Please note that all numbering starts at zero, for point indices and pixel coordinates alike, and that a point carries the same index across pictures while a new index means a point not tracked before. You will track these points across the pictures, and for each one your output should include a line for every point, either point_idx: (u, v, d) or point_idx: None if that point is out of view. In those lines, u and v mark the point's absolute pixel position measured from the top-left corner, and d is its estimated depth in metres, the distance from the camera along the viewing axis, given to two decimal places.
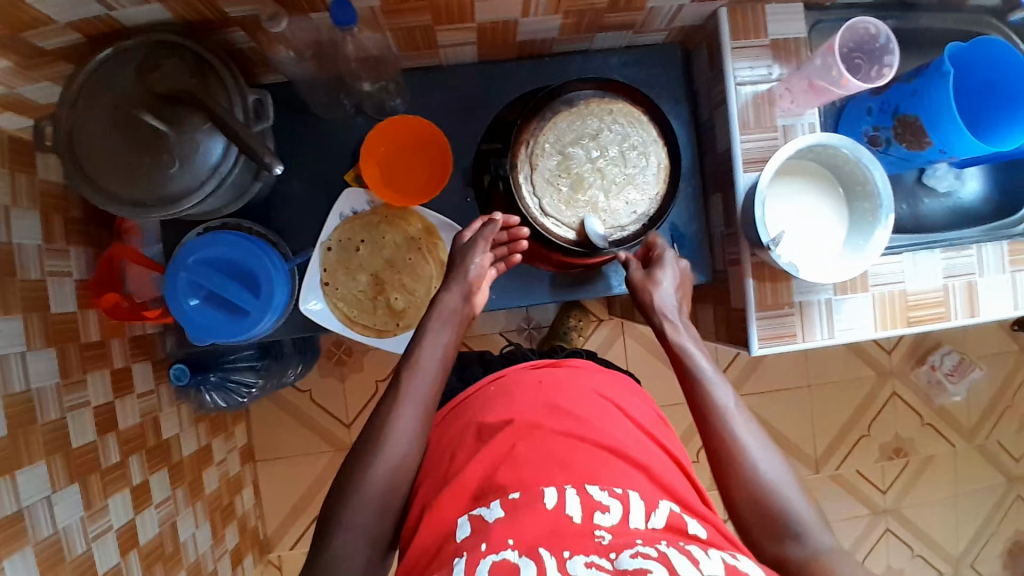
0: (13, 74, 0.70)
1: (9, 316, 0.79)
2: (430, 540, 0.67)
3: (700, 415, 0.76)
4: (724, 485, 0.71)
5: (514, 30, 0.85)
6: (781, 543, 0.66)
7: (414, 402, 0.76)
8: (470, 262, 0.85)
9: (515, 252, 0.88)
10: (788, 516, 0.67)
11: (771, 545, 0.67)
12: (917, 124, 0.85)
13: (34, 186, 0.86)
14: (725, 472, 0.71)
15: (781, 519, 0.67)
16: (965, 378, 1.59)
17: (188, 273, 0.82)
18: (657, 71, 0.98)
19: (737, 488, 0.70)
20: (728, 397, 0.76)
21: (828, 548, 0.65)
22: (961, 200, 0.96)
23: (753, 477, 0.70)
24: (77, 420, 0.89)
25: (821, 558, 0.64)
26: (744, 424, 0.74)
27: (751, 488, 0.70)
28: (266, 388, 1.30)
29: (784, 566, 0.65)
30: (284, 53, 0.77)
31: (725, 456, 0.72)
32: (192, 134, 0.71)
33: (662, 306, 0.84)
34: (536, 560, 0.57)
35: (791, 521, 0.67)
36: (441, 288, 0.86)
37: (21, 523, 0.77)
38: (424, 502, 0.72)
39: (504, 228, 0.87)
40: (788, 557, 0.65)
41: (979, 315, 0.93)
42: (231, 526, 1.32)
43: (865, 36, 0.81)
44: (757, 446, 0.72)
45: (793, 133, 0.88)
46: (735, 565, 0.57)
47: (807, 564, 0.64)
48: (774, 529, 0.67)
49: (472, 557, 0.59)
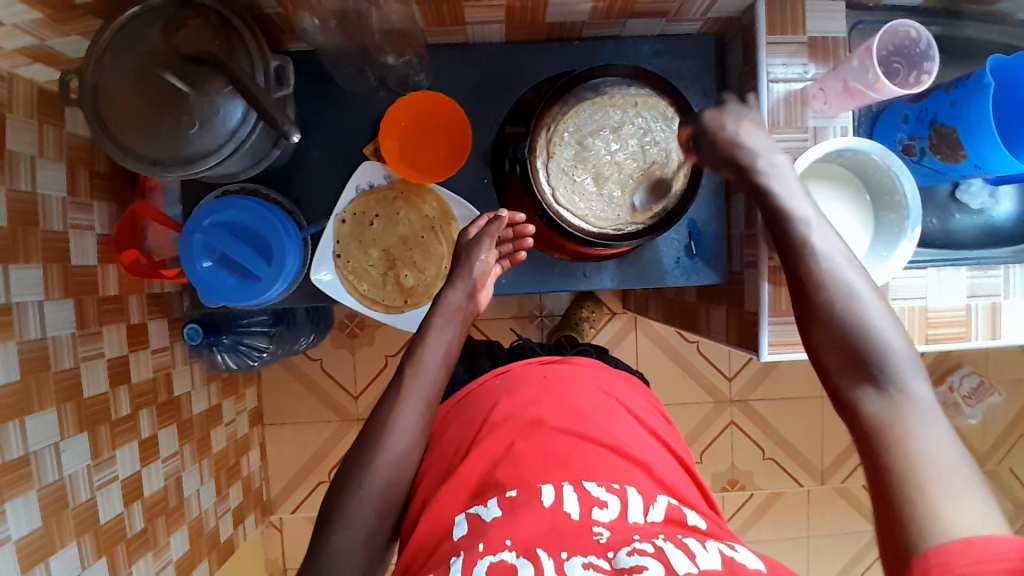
0: (45, 27, 0.70)
1: (29, 265, 0.81)
2: (430, 534, 0.68)
3: (783, 247, 0.70)
4: (809, 332, 0.66)
5: (543, 11, 0.83)
6: (856, 383, 0.61)
7: (415, 397, 0.76)
8: (474, 260, 0.84)
9: (519, 250, 0.89)
10: (883, 359, 0.60)
11: (852, 387, 0.61)
12: (953, 136, 0.82)
13: (61, 139, 0.87)
14: (812, 315, 0.66)
15: (870, 360, 0.61)
16: (983, 402, 1.54)
17: (203, 236, 0.83)
18: (688, 62, 0.95)
19: (820, 334, 0.65)
20: (826, 237, 0.69)
21: (911, 395, 0.58)
22: (994, 218, 0.92)
23: (842, 323, 0.64)
24: (91, 370, 0.91)
25: (896, 403, 0.58)
26: (843, 264, 0.67)
27: (838, 330, 0.63)
28: (277, 354, 1.32)
29: (855, 413, 0.60)
30: (309, 21, 0.77)
31: (814, 294, 0.66)
32: (213, 97, 0.71)
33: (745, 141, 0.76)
34: (533, 562, 0.57)
35: (880, 364, 0.60)
36: (445, 285, 0.85)
37: (27, 467, 0.80)
38: (426, 496, 0.73)
39: (509, 226, 0.88)
40: (857, 402, 0.60)
41: (1001, 338, 0.90)
42: (235, 485, 1.35)
43: (906, 40, 0.78)
44: (861, 291, 0.65)
45: (824, 135, 0.86)
46: (732, 557, 0.58)
47: (876, 409, 0.58)
48: (861, 369, 0.61)
49: (470, 557, 0.59)
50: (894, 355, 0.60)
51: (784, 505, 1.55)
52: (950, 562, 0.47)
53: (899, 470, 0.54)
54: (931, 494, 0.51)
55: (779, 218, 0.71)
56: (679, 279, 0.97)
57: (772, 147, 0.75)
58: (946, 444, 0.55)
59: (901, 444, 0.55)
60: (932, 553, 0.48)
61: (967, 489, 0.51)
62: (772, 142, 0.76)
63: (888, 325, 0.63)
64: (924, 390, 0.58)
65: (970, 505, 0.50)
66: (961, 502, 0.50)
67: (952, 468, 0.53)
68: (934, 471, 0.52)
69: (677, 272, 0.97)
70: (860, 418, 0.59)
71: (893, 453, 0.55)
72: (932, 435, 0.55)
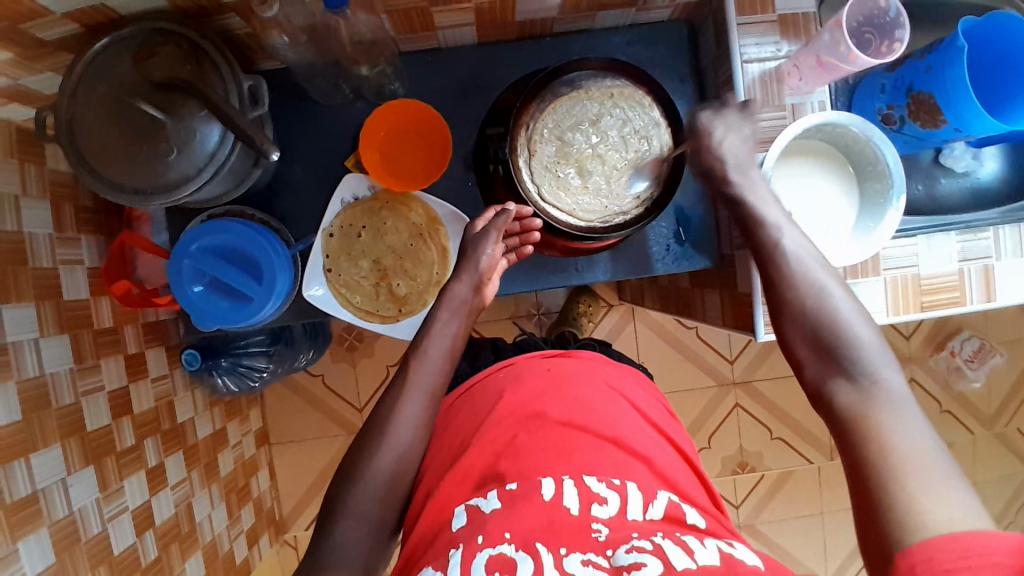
0: (15, 65, 0.70)
1: (21, 304, 0.81)
2: (430, 527, 0.67)
3: (757, 251, 0.74)
4: (783, 328, 0.71)
5: (512, 10, 0.83)
6: (831, 378, 0.65)
7: (420, 387, 0.77)
8: (481, 253, 0.84)
9: (526, 244, 0.89)
10: (854, 355, 0.64)
11: (826, 382, 0.65)
12: (930, 102, 0.82)
13: (43, 176, 0.87)
14: (785, 313, 0.70)
15: (842, 356, 0.65)
16: (985, 364, 1.55)
17: (192, 261, 0.83)
18: (662, 50, 0.95)
19: (794, 331, 0.69)
20: (794, 238, 0.73)
21: (884, 388, 0.62)
22: (979, 180, 0.92)
23: (816, 321, 0.68)
24: (92, 405, 0.91)
25: (872, 396, 0.62)
26: (814, 266, 0.71)
27: (812, 330, 0.68)
28: (277, 373, 1.33)
29: (831, 407, 0.64)
30: (279, 39, 0.77)
31: (785, 295, 0.71)
32: (189, 121, 0.71)
33: (723, 155, 0.78)
34: (532, 555, 0.58)
35: (852, 361, 0.64)
36: (452, 278, 0.85)
37: (36, 505, 0.80)
38: (428, 487, 0.72)
39: (516, 219, 0.87)
40: (835, 397, 0.64)
41: (996, 300, 0.90)
42: (247, 507, 1.35)
43: (874, 10, 0.78)
44: (828, 289, 0.69)
45: (802, 111, 0.86)
46: (730, 553, 0.58)
47: (850, 402, 0.62)
48: (833, 365, 0.65)
49: (469, 550, 0.59)
50: (864, 349, 0.64)
51: (796, 483, 1.56)
52: (935, 558, 0.48)
53: (878, 460, 0.57)
54: (908, 489, 0.54)
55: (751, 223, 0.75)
56: (672, 266, 0.97)
57: (744, 159, 0.78)
58: (919, 436, 0.57)
59: (874, 435, 0.59)
60: (917, 549, 0.49)
61: (943, 481, 0.54)
62: (743, 154, 0.78)
63: (857, 319, 0.67)
64: (897, 382, 0.62)
65: (949, 499, 0.52)
66: (940, 498, 0.52)
67: (927, 459, 0.56)
68: (910, 464, 0.55)
69: (669, 260, 0.97)
70: (838, 413, 0.63)
71: (868, 447, 0.58)
72: (906, 427, 0.58)
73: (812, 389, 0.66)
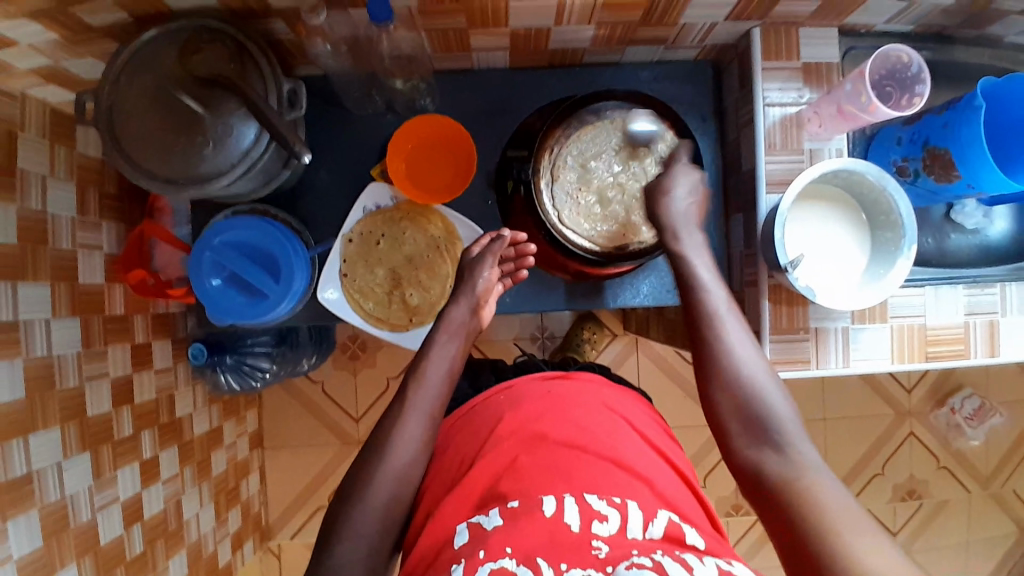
0: (60, 48, 0.73)
1: (37, 282, 0.82)
2: (431, 546, 0.67)
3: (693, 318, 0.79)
4: (710, 400, 0.75)
5: (546, 38, 0.86)
6: (757, 447, 0.70)
7: (418, 412, 0.77)
8: (478, 277, 0.87)
9: (521, 269, 0.93)
10: (773, 423, 0.71)
11: (750, 451, 0.71)
12: (946, 157, 0.84)
13: (72, 159, 0.89)
14: (712, 382, 0.75)
15: (763, 428, 0.71)
16: (985, 423, 1.55)
17: (211, 254, 0.84)
18: (687, 87, 0.98)
19: (723, 399, 0.74)
20: (725, 305, 0.79)
21: (802, 458, 0.68)
22: (990, 238, 0.94)
23: (745, 393, 0.73)
24: (95, 390, 0.91)
25: (793, 465, 0.67)
26: (742, 339, 0.76)
27: (735, 397, 0.73)
28: (279, 375, 1.31)
29: (761, 478, 0.68)
30: (321, 47, 0.79)
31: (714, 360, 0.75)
32: (227, 118, 0.73)
33: (674, 212, 0.84)
34: (533, 571, 0.57)
35: (770, 430, 0.70)
36: (449, 302, 0.88)
37: (30, 485, 0.79)
38: (430, 507, 0.73)
39: (511, 244, 0.92)
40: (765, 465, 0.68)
41: (1000, 356, 0.91)
42: (234, 509, 1.33)
43: (897, 65, 0.80)
44: (750, 359, 0.75)
45: (820, 157, 0.88)
46: (729, 571, 0.60)
47: (779, 470, 0.68)
48: (754, 433, 0.71)
49: (471, 563, 0.60)
50: (780, 419, 0.71)
51: None
52: None
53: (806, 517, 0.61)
54: (837, 540, 0.58)
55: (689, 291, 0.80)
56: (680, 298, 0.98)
57: (692, 221, 0.84)
58: (843, 498, 0.63)
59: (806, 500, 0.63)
60: None
61: (873, 539, 0.58)
62: (687, 213, 0.84)
63: (776, 392, 0.73)
64: (812, 454, 0.68)
65: (878, 552, 0.57)
66: (867, 546, 0.57)
67: (848, 515, 0.61)
68: (834, 519, 0.60)
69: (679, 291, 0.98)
70: (766, 483, 0.67)
71: (807, 512, 0.62)
72: (830, 491, 0.64)
73: (740, 460, 0.71)
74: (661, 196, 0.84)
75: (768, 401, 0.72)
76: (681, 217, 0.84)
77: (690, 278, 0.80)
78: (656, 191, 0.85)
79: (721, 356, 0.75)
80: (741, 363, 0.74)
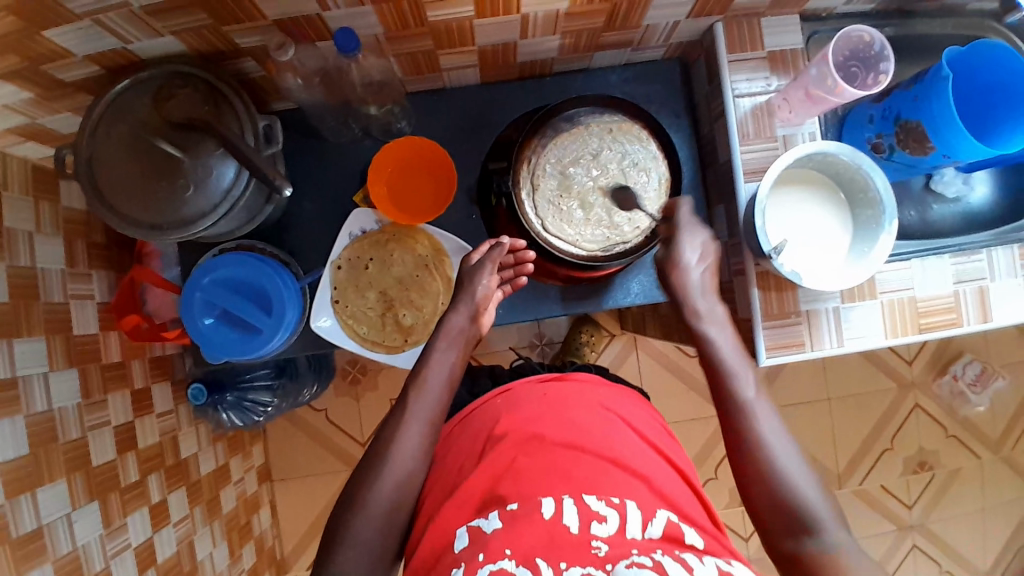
0: (35, 105, 0.74)
1: (32, 338, 0.82)
2: (433, 550, 0.68)
3: (725, 411, 0.77)
4: (745, 482, 0.73)
5: (514, 51, 0.87)
6: (793, 535, 0.69)
7: (419, 419, 0.78)
8: (478, 284, 0.87)
9: (520, 276, 0.92)
10: (808, 514, 0.69)
11: (785, 535, 0.70)
12: (919, 130, 0.85)
13: (56, 213, 0.90)
14: (747, 461, 0.73)
15: (802, 519, 0.69)
16: (988, 388, 1.55)
17: (203, 294, 0.85)
18: (658, 86, 0.99)
19: (759, 485, 0.72)
20: (755, 395, 0.77)
21: (844, 550, 0.67)
22: (971, 205, 0.95)
23: (783, 491, 0.71)
24: (98, 439, 0.91)
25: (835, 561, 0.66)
26: (773, 423, 0.75)
27: (772, 487, 0.71)
28: (281, 407, 1.32)
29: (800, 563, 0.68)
30: (292, 81, 0.80)
31: (754, 461, 0.73)
32: (206, 159, 0.74)
33: (690, 286, 0.83)
34: (533, 571, 0.59)
35: (808, 521, 0.69)
36: (448, 310, 0.88)
37: (41, 540, 0.79)
38: (430, 512, 0.73)
39: (511, 252, 0.90)
40: (803, 552, 0.68)
41: (992, 321, 0.92)
42: (249, 545, 1.33)
43: (860, 44, 0.82)
44: (792, 461, 0.72)
45: (794, 142, 0.89)
46: (729, 570, 0.61)
47: (817, 556, 0.67)
48: (791, 527, 0.69)
49: (471, 566, 0.61)
50: (816, 507, 0.69)
51: None
52: None
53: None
54: None
55: (715, 373, 0.79)
56: None
57: (709, 292, 0.84)
58: None
59: None
60: None
61: None
62: (704, 283, 0.84)
63: (808, 478, 0.71)
64: (849, 541, 0.68)
65: None
66: None
67: None
68: None
69: None
70: (808, 574, 0.67)
71: None
72: None
73: (777, 544, 0.70)
74: (673, 268, 0.84)
75: (803, 491, 0.70)
76: (694, 285, 0.84)
77: (721, 370, 0.78)
78: (667, 264, 0.85)
79: (757, 448, 0.73)
80: (777, 457, 0.72)
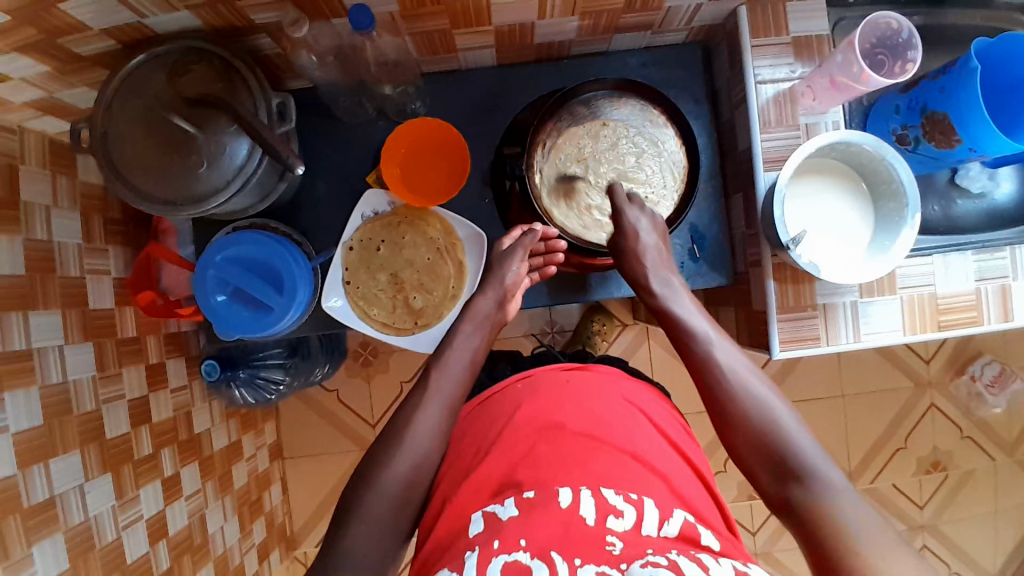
0: (52, 79, 0.74)
1: (48, 310, 0.83)
2: (447, 533, 0.68)
3: (694, 368, 0.80)
4: (730, 439, 0.75)
5: (531, 32, 0.86)
6: (781, 481, 0.69)
7: (441, 396, 0.79)
8: (507, 270, 0.88)
9: (550, 264, 0.92)
10: (789, 454, 0.70)
11: (772, 483, 0.70)
12: (945, 122, 0.82)
13: (74, 187, 0.90)
14: (726, 422, 0.75)
15: (782, 461, 0.70)
16: (1006, 390, 1.51)
17: (217, 270, 0.85)
18: (678, 71, 0.97)
19: (741, 439, 0.73)
20: (727, 349, 0.79)
21: (828, 480, 0.67)
22: (996, 201, 0.92)
23: (765, 432, 0.72)
24: (112, 412, 0.93)
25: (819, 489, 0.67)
26: (748, 373, 0.77)
27: (753, 433, 0.73)
28: (292, 386, 1.33)
29: (787, 502, 0.68)
30: (307, 59, 0.80)
31: (724, 403, 0.75)
32: (219, 136, 0.73)
33: (646, 256, 0.85)
34: (547, 564, 0.58)
35: (787, 459, 0.70)
36: (476, 292, 0.89)
37: (53, 509, 0.81)
38: (444, 496, 0.73)
39: (542, 239, 0.90)
40: (792, 496, 0.68)
41: (1015, 321, 0.89)
42: (259, 521, 1.35)
43: (887, 31, 0.79)
44: (771, 402, 0.74)
45: (816, 131, 0.87)
46: (745, 573, 0.60)
47: (803, 496, 0.67)
48: (773, 467, 0.70)
49: (485, 553, 0.60)
50: (803, 449, 0.70)
51: None
52: None
53: (836, 554, 0.60)
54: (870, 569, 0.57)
55: (686, 339, 0.81)
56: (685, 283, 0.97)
57: (665, 269, 0.86)
58: (872, 521, 0.62)
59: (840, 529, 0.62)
60: None
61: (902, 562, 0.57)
62: (661, 262, 0.86)
63: (784, 416, 0.73)
64: (837, 474, 0.67)
65: None
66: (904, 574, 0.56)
67: (873, 542, 0.60)
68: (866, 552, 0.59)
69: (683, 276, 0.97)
70: (796, 510, 0.67)
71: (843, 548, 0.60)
72: (858, 514, 0.63)
73: (772, 499, 0.70)
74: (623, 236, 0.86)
75: (785, 434, 0.72)
76: (654, 271, 0.86)
77: (688, 334, 0.81)
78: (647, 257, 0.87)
79: (729, 398, 0.75)
80: (751, 403, 0.74)
